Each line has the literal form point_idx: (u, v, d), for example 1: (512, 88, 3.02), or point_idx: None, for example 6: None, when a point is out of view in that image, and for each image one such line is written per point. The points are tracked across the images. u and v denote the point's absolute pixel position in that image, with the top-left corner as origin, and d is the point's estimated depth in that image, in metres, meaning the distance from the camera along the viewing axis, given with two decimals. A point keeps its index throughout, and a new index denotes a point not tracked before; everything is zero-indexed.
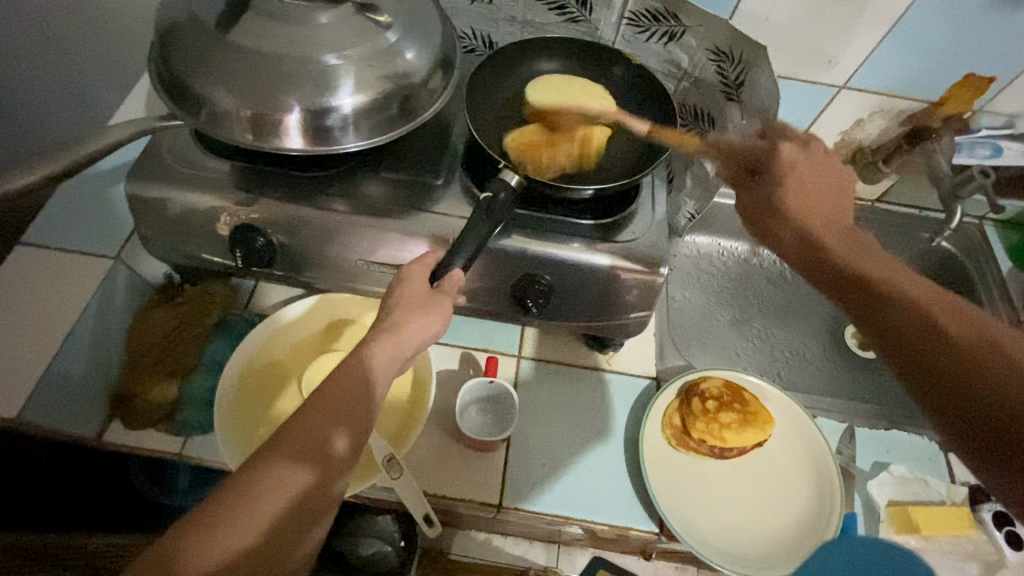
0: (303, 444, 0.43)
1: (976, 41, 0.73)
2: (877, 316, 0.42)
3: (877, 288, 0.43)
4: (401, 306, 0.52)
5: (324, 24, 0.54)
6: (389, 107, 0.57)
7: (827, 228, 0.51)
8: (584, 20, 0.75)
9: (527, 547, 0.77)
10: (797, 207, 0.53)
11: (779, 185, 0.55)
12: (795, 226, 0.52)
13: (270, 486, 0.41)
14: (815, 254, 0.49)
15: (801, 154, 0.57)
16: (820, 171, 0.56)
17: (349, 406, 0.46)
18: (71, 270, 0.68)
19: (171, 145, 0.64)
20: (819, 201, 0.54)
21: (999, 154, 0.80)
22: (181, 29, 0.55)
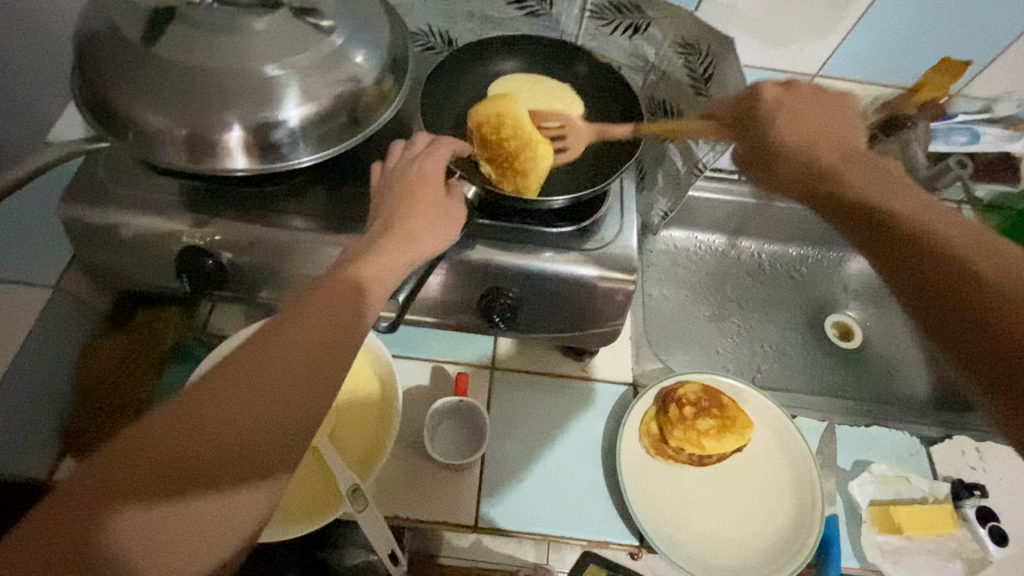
0: (249, 445, 0.34)
1: (953, 23, 0.69)
2: (897, 247, 0.38)
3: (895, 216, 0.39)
4: (412, 214, 0.47)
5: (260, 30, 0.50)
6: (338, 118, 0.54)
7: (852, 172, 0.45)
8: (544, 14, 0.70)
9: (517, 544, 0.63)
10: (799, 146, 0.49)
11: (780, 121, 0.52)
12: (800, 154, 0.48)
13: (213, 506, 0.33)
14: (837, 204, 0.43)
15: (786, 92, 0.54)
16: (818, 101, 0.52)
17: (299, 386, 0.36)
18: (10, 300, 0.64)
19: (107, 165, 0.60)
20: (819, 134, 0.49)
21: (976, 140, 0.78)
22: (101, 41, 0.51)
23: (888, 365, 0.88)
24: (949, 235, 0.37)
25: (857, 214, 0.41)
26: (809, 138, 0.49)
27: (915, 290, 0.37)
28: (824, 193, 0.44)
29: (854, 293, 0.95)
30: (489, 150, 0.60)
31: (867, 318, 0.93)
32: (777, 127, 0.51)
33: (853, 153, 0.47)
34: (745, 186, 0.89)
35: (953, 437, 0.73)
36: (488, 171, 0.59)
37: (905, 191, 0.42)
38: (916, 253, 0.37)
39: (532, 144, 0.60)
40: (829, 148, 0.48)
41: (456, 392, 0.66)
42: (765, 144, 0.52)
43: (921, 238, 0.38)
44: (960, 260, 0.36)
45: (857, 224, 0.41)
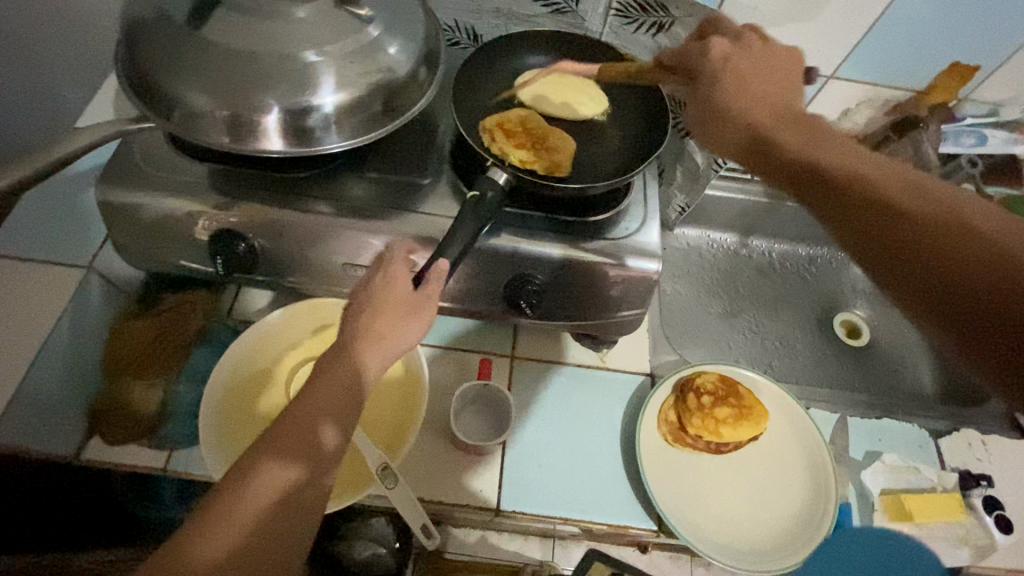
0: (283, 448, 0.43)
1: (965, 28, 0.71)
2: (883, 240, 0.39)
3: (870, 203, 0.40)
4: (379, 314, 0.49)
5: (301, 17, 0.52)
6: (373, 105, 0.55)
7: (803, 146, 0.45)
8: (570, 11, 0.72)
9: (522, 542, 0.71)
10: (750, 104, 0.49)
11: (722, 88, 0.50)
12: (748, 128, 0.48)
13: (252, 500, 0.41)
14: (809, 188, 0.43)
15: (733, 45, 0.53)
16: (759, 58, 0.52)
17: (326, 411, 0.45)
18: (38, 280, 0.64)
19: (143, 148, 0.61)
20: (765, 94, 0.50)
21: (983, 143, 0.82)
22: (148, 24, 0.52)
23: (896, 363, 0.90)
24: (898, 195, 0.39)
25: (833, 203, 0.41)
26: (756, 108, 0.49)
27: (872, 254, 0.39)
28: (790, 178, 0.44)
29: (861, 292, 0.97)
30: (517, 141, 0.63)
31: (875, 316, 0.95)
32: (721, 98, 0.50)
33: (802, 121, 0.47)
34: (757, 185, 0.91)
35: (959, 429, 0.75)
36: (523, 155, 0.61)
37: (862, 159, 0.42)
38: (871, 219, 0.39)
39: (557, 151, 0.63)
40: (773, 118, 0.48)
41: (480, 377, 0.67)
42: (714, 100, 0.51)
43: (875, 203, 0.40)
44: (913, 220, 0.38)
45: (837, 214, 0.41)
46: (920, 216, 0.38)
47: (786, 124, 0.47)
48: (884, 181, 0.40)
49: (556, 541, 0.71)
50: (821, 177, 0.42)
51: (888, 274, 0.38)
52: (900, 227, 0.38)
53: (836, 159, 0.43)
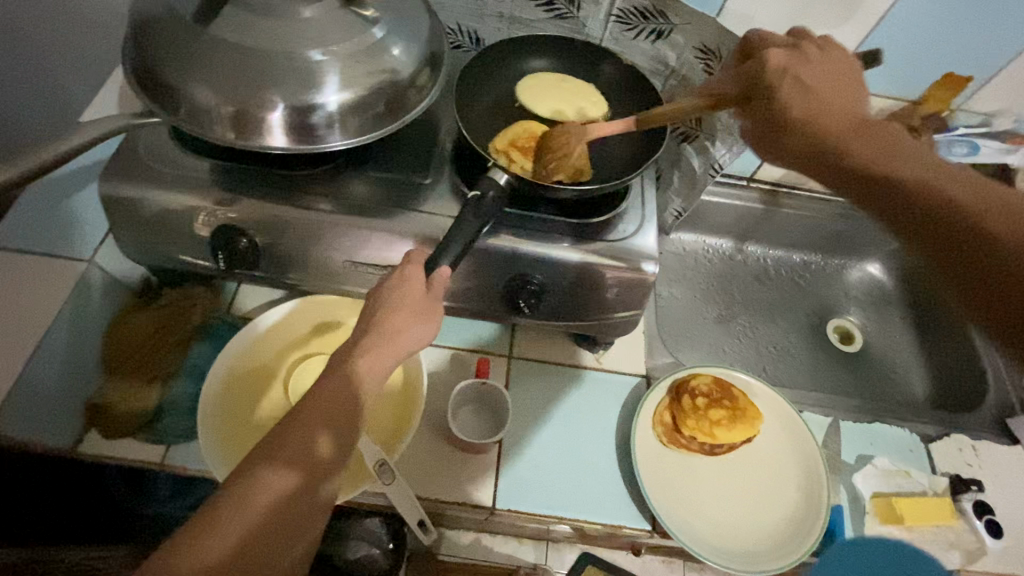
0: (281, 455, 0.43)
1: (958, 40, 0.72)
2: (954, 246, 0.40)
3: (938, 207, 0.41)
4: (394, 312, 0.51)
5: (308, 17, 0.53)
6: (377, 105, 0.56)
7: (863, 152, 0.46)
8: (571, 17, 0.73)
9: (516, 545, 0.73)
10: (815, 119, 0.49)
11: (788, 91, 0.51)
12: (809, 132, 0.49)
13: (251, 507, 0.41)
14: (874, 192, 0.44)
15: (791, 57, 0.54)
16: (824, 62, 0.53)
17: (330, 419, 0.46)
18: (35, 273, 0.64)
19: (146, 144, 0.61)
20: (833, 107, 0.50)
21: (977, 152, 0.81)
22: (156, 21, 0.53)
23: (888, 369, 0.91)
24: (977, 207, 0.40)
25: (904, 205, 0.42)
26: (820, 111, 0.49)
27: (953, 269, 0.40)
28: (852, 182, 0.45)
29: (855, 299, 0.99)
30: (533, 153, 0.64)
31: (868, 322, 0.96)
32: (782, 103, 0.51)
33: (862, 124, 0.48)
34: (753, 192, 0.92)
35: (950, 435, 0.76)
36: (546, 165, 0.62)
37: (928, 165, 0.44)
38: (943, 236, 0.40)
39: (575, 158, 0.64)
40: (839, 121, 0.48)
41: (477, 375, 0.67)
42: (775, 110, 0.52)
43: (956, 218, 0.40)
44: (981, 228, 0.39)
45: (897, 220, 0.42)
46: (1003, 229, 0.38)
47: (851, 129, 0.48)
48: (954, 186, 0.41)
49: (549, 544, 0.74)
50: (892, 180, 0.43)
51: (955, 282, 0.40)
52: (969, 235, 0.39)
53: (910, 173, 0.43)
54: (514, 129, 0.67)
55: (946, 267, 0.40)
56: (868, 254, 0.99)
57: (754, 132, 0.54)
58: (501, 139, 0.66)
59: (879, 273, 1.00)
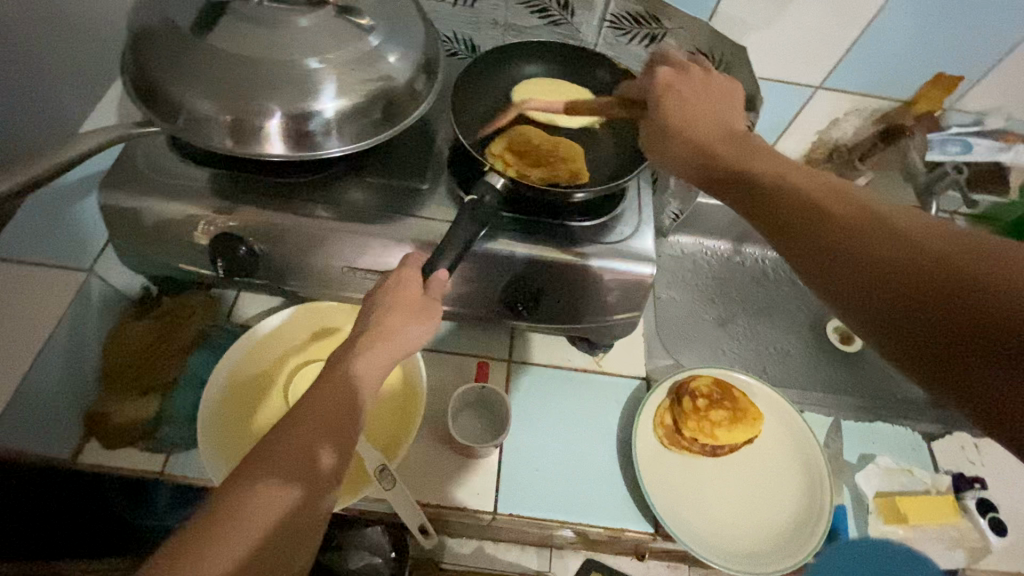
0: (281, 467, 0.42)
1: (949, 40, 0.73)
2: (821, 237, 0.36)
3: (804, 202, 0.38)
4: (392, 312, 0.51)
5: (304, 26, 0.53)
6: (374, 112, 0.56)
7: (752, 161, 0.45)
8: (565, 23, 0.74)
9: (519, 552, 0.73)
10: (700, 140, 0.49)
11: (681, 111, 0.53)
12: (695, 144, 0.49)
13: (252, 522, 0.39)
14: (747, 194, 0.42)
15: (677, 77, 0.57)
16: (700, 86, 0.56)
17: (330, 425, 0.45)
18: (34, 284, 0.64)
19: (145, 154, 0.62)
20: (720, 118, 0.52)
21: (969, 150, 0.82)
22: (155, 32, 0.53)
23: (889, 368, 0.91)
24: (852, 205, 0.36)
25: (766, 204, 0.40)
26: (699, 126, 0.51)
27: (803, 247, 0.37)
28: (735, 187, 0.43)
29: None
30: (531, 158, 0.64)
31: None
32: (678, 120, 0.52)
33: (723, 138, 0.49)
34: None
35: (952, 432, 0.76)
36: (544, 173, 0.62)
37: (789, 167, 0.42)
38: (818, 231, 0.36)
39: (575, 159, 0.65)
40: (712, 134, 0.49)
41: (476, 379, 0.68)
42: (664, 122, 0.53)
43: (829, 214, 0.36)
44: (848, 217, 0.36)
45: (780, 215, 0.39)
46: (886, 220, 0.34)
47: (722, 143, 0.48)
48: (827, 183, 0.39)
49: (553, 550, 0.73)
50: (754, 184, 0.42)
51: (830, 275, 0.35)
52: (835, 223, 0.36)
53: (774, 167, 0.43)
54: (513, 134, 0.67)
55: (812, 262, 0.36)
56: None
57: (653, 142, 0.54)
58: (499, 144, 0.66)
59: None
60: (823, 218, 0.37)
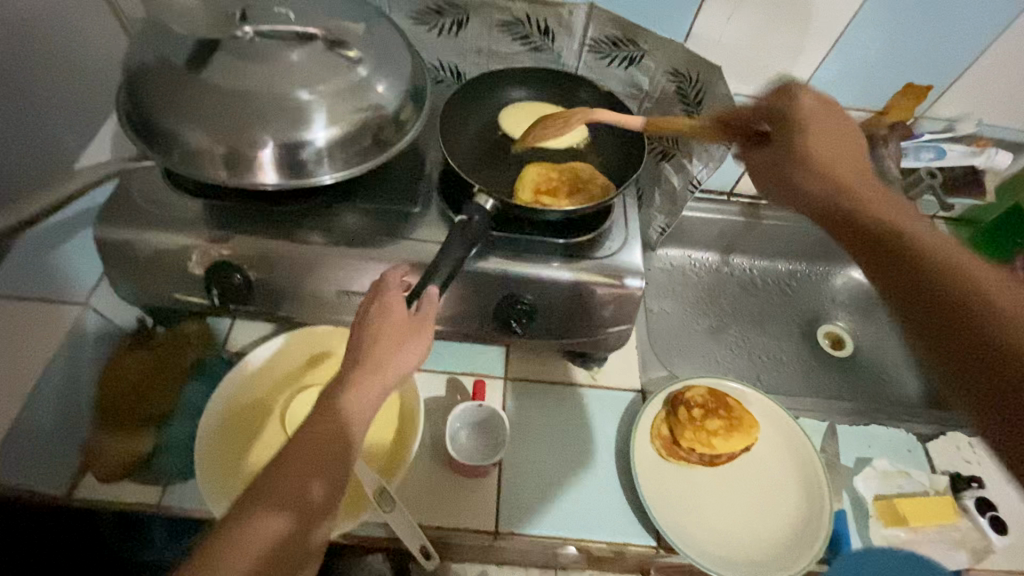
0: (271, 505, 0.42)
1: (916, 52, 0.76)
2: (917, 289, 0.38)
3: (920, 261, 0.39)
4: (380, 340, 0.50)
5: (295, 59, 0.55)
6: (364, 139, 0.58)
7: (869, 207, 0.46)
8: (547, 49, 0.77)
9: None
10: (834, 178, 0.49)
11: (814, 138, 0.52)
12: (825, 182, 0.49)
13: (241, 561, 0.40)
14: (855, 235, 0.45)
15: (821, 108, 0.54)
16: (845, 124, 0.53)
17: (315, 458, 0.45)
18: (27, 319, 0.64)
19: (139, 186, 0.63)
20: (844, 153, 0.51)
21: (943, 156, 0.84)
22: (150, 70, 0.55)
23: (881, 372, 0.93)
24: (964, 264, 0.38)
25: (881, 255, 0.42)
26: (830, 164, 0.50)
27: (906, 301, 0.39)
28: (852, 231, 0.45)
29: (842, 304, 1.01)
30: (557, 190, 0.66)
31: (856, 326, 0.98)
32: (800, 147, 0.52)
33: (865, 185, 0.48)
34: (733, 205, 0.96)
35: (947, 433, 0.77)
36: (578, 199, 0.64)
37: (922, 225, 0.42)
38: (922, 279, 0.38)
39: (597, 176, 0.69)
40: (846, 174, 0.49)
41: (475, 398, 0.68)
42: (791, 153, 0.53)
43: (940, 266, 0.38)
44: (962, 283, 0.37)
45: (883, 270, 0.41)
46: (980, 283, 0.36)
47: (852, 186, 0.48)
48: (936, 240, 0.40)
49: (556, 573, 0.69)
50: (880, 226, 0.43)
51: (928, 338, 0.37)
52: (940, 282, 0.37)
53: (901, 221, 0.43)
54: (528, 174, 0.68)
55: (916, 316, 0.38)
56: (852, 260, 1.02)
57: (758, 168, 0.56)
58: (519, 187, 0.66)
59: (863, 278, 1.02)
60: (930, 265, 0.39)
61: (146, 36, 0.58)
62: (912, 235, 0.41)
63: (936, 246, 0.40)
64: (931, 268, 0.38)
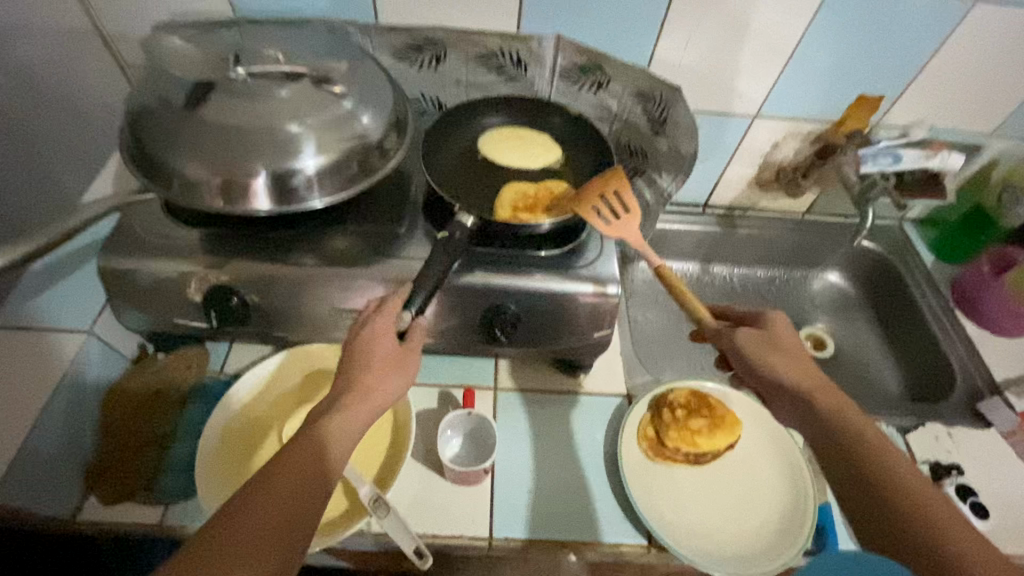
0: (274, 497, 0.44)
1: (865, 66, 0.81)
2: (904, 530, 0.45)
3: (893, 483, 0.47)
4: (368, 369, 0.54)
5: (284, 96, 0.60)
6: (351, 165, 0.62)
7: (839, 419, 0.51)
8: (520, 78, 0.83)
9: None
10: (799, 366, 0.55)
11: (745, 340, 0.57)
12: (804, 379, 0.54)
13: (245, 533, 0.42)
14: (835, 448, 0.50)
15: (766, 342, 0.57)
16: (765, 340, 0.57)
17: (300, 502, 0.45)
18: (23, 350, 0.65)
19: (140, 219, 0.67)
20: (785, 347, 0.57)
21: (900, 161, 0.86)
22: (151, 112, 0.60)
23: (862, 370, 0.96)
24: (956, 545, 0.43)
25: (852, 464, 0.49)
26: (808, 372, 0.55)
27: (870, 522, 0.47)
28: (823, 441, 0.52)
29: (821, 307, 1.05)
30: (537, 206, 0.70)
31: (836, 327, 1.02)
32: (747, 349, 0.56)
33: (817, 377, 0.55)
34: (709, 217, 1.00)
35: (925, 423, 0.78)
36: (558, 211, 0.69)
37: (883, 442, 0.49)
38: (878, 504, 0.47)
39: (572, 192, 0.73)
40: (793, 380, 0.54)
41: (464, 406, 0.71)
42: (744, 361, 0.57)
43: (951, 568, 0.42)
44: (916, 513, 0.45)
45: (863, 489, 0.48)
46: (956, 540, 0.43)
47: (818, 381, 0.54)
48: (897, 465, 0.48)
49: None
50: (837, 441, 0.50)
51: (871, 536, 0.46)
52: (902, 507, 0.46)
53: (857, 422, 0.51)
54: (507, 195, 0.72)
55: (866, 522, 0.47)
56: (827, 264, 1.06)
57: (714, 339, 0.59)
58: (501, 209, 0.70)
59: (839, 280, 1.06)
60: (932, 556, 0.43)
61: (146, 81, 0.63)
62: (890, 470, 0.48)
63: (911, 488, 0.46)
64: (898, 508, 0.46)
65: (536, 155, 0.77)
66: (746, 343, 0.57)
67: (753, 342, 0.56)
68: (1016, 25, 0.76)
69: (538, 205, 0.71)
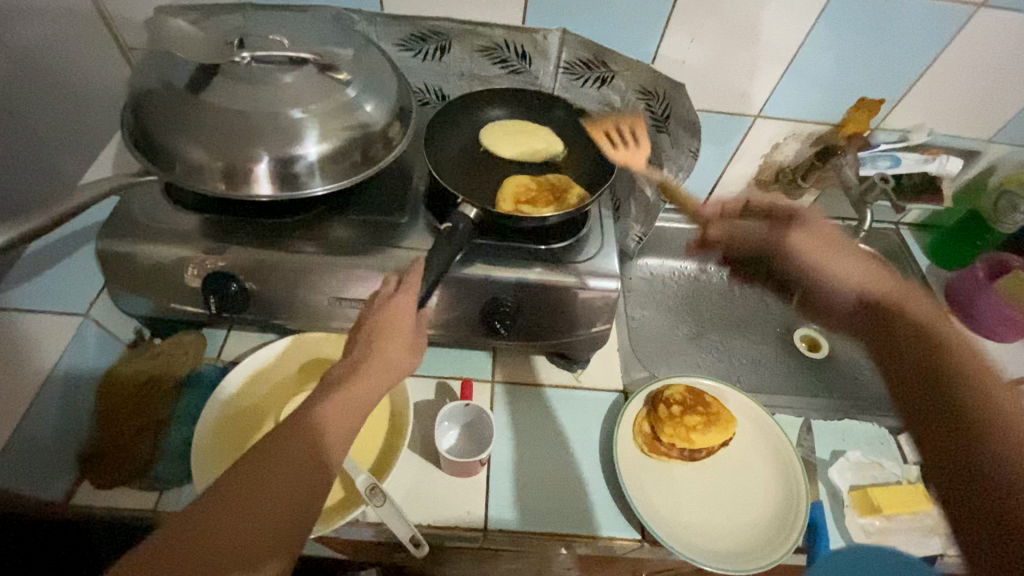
0: (283, 474, 0.45)
1: (866, 71, 0.82)
2: (964, 418, 0.48)
3: (962, 387, 0.50)
4: (385, 341, 0.55)
5: (288, 81, 0.59)
6: (354, 153, 0.62)
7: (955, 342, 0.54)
8: (524, 71, 0.82)
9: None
10: (888, 290, 0.61)
11: (841, 275, 0.66)
12: (904, 318, 0.58)
13: (254, 506, 0.43)
14: (920, 360, 0.54)
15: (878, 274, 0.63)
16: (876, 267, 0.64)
17: (308, 473, 0.46)
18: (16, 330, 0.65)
19: (141, 202, 0.66)
20: (884, 281, 0.62)
21: (898, 164, 0.91)
22: (154, 93, 0.59)
23: (856, 371, 0.96)
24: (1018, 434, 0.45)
25: (928, 371, 0.53)
26: (907, 304, 0.59)
27: (931, 419, 0.50)
28: (912, 358, 0.55)
29: None
30: (541, 199, 0.70)
31: None
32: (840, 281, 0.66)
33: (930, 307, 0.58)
34: None
35: None
36: (559, 208, 0.68)
37: (964, 351, 0.52)
38: (944, 406, 0.50)
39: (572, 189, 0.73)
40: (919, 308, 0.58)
41: (463, 398, 0.71)
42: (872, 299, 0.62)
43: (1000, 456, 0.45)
44: (984, 404, 0.48)
45: (930, 395, 0.51)
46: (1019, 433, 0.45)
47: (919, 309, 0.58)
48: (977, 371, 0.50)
49: None
50: (923, 358, 0.54)
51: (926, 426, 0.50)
52: (968, 403, 0.48)
53: (939, 336, 0.55)
54: (511, 185, 0.73)
55: (922, 417, 0.51)
56: None
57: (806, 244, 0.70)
58: (502, 199, 0.71)
59: None
60: (988, 439, 0.46)
61: (149, 63, 0.62)
62: (967, 377, 0.50)
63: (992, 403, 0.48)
64: (968, 414, 0.48)
65: (539, 151, 0.77)
66: (804, 244, 0.71)
67: (817, 258, 0.69)
68: (1016, 33, 0.77)
69: (539, 198, 0.70)
